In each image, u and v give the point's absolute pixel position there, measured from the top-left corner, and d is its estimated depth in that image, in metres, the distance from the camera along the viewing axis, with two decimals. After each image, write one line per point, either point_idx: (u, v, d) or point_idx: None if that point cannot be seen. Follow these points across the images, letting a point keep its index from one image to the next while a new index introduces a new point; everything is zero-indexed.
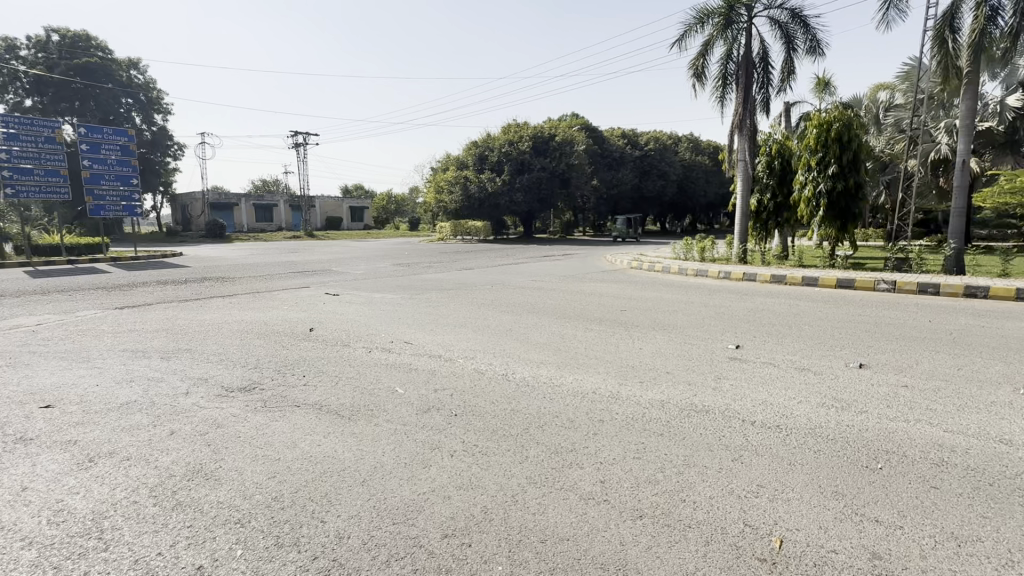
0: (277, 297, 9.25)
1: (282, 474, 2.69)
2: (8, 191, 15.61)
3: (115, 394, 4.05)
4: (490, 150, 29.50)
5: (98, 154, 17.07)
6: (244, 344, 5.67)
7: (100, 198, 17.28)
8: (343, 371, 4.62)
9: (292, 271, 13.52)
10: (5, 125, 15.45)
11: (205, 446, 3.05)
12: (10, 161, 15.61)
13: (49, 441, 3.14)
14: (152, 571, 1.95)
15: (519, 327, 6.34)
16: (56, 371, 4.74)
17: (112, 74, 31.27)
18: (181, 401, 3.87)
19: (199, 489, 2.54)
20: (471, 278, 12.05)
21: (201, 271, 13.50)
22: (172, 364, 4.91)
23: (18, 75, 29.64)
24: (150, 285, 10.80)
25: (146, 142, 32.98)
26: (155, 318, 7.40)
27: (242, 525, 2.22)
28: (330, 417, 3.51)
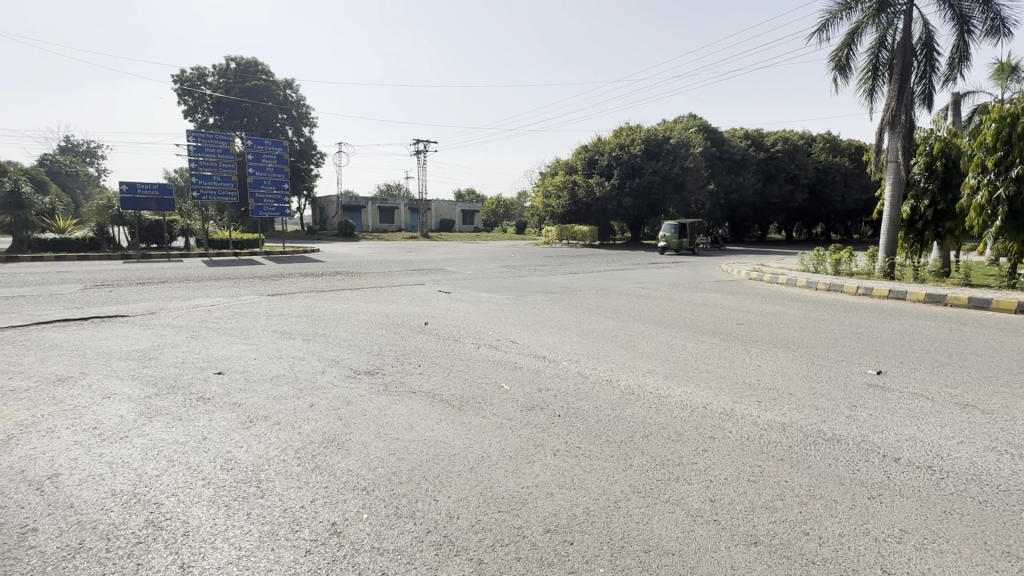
0: (396, 292, 10.08)
1: (400, 452, 2.95)
2: (194, 194, 18.92)
3: (268, 367, 4.74)
4: (601, 154, 29.20)
5: (260, 162, 19.95)
6: (369, 332, 6.30)
7: (259, 200, 20.19)
8: (454, 364, 4.90)
9: (410, 269, 14.59)
10: (194, 139, 18.72)
11: (338, 420, 3.45)
12: (196, 169, 18.89)
13: (221, 401, 3.78)
14: (296, 520, 2.25)
15: (624, 335, 6.22)
16: (226, 344, 5.68)
17: (273, 95, 36.38)
18: (318, 378, 4.42)
19: (333, 456, 2.88)
20: (576, 282, 12.05)
21: (334, 266, 15.12)
22: (311, 345, 5.61)
23: (205, 98, 35.65)
24: (294, 277, 12.36)
25: (296, 152, 37.86)
26: (298, 305, 8.48)
27: (368, 492, 2.49)
28: (441, 405, 3.75)
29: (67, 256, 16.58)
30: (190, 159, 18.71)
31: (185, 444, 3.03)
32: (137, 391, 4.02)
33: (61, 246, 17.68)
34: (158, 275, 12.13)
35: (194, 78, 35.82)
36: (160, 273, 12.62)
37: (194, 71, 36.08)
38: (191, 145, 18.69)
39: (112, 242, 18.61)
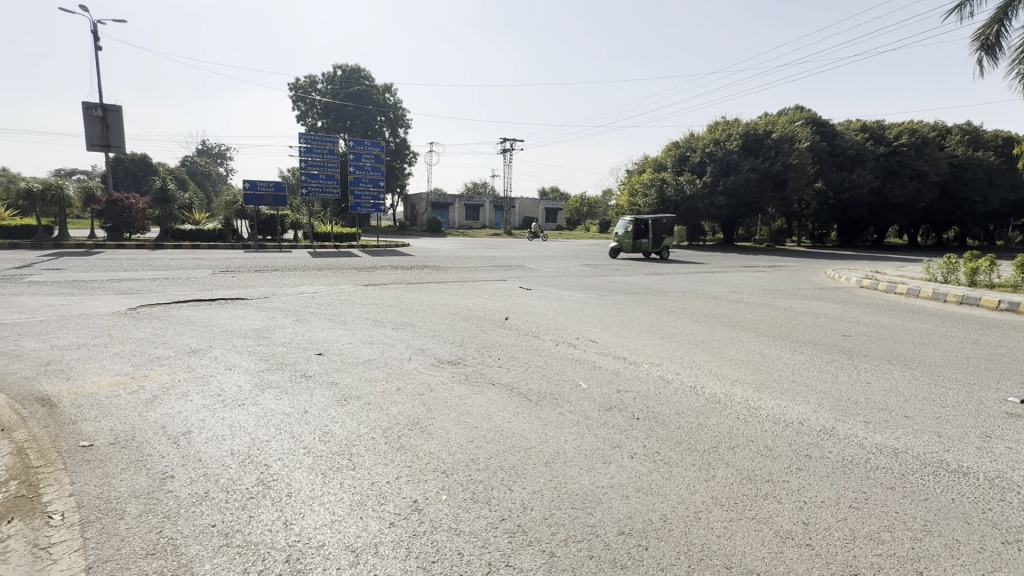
0: (480, 287, 10.40)
1: (478, 441, 3.04)
2: (303, 190, 20.80)
3: (362, 351, 5.12)
4: (693, 150, 27.85)
5: (359, 162, 21.45)
6: (453, 324, 6.56)
7: (358, 197, 21.68)
8: (532, 359, 4.97)
9: (493, 265, 14.95)
10: (305, 142, 20.60)
11: (422, 404, 3.64)
12: (306, 168, 20.75)
13: (321, 379, 4.15)
14: (383, 493, 2.42)
15: (712, 340, 5.90)
16: (325, 328, 6.21)
17: (374, 98, 38.88)
18: (405, 364, 4.70)
19: (416, 439, 3.05)
20: (661, 283, 11.62)
21: (423, 261, 15.88)
22: (400, 333, 5.97)
23: (315, 104, 38.97)
24: (386, 269, 13.17)
25: (392, 152, 40.16)
26: (389, 295, 9.05)
27: (447, 476, 2.60)
28: (519, 399, 3.82)
29: (201, 244, 19.06)
30: (301, 159, 20.59)
31: (290, 415, 3.37)
32: (252, 365, 4.53)
33: (196, 236, 20.29)
34: (271, 264, 13.50)
35: (306, 85, 39.31)
36: (273, 262, 14.03)
37: (307, 79, 39.59)
38: (302, 147, 20.56)
39: (235, 234, 20.98)
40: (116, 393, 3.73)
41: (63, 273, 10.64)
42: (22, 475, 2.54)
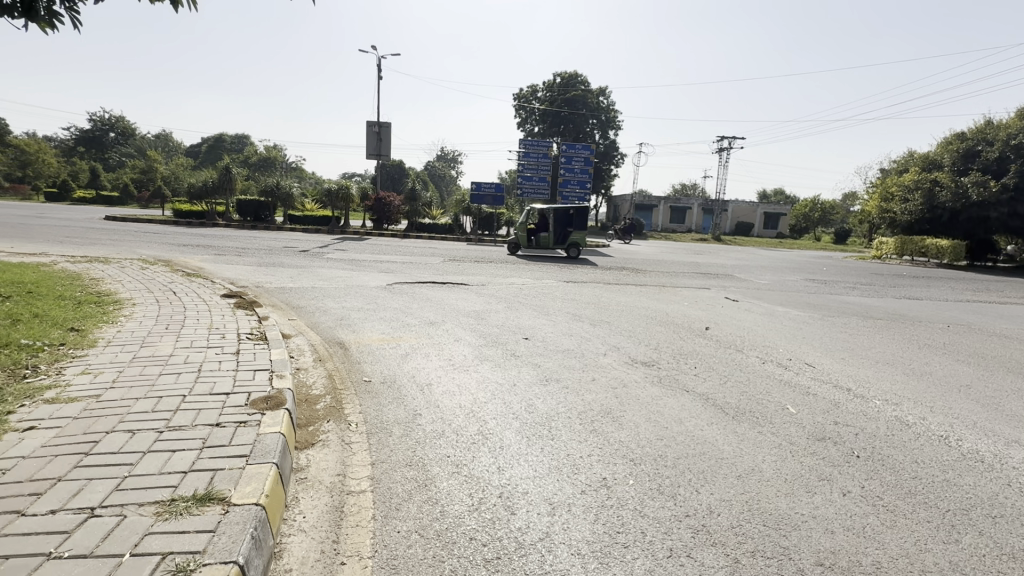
0: (680, 293, 10.06)
1: (667, 439, 3.14)
2: (518, 192, 22.97)
3: (561, 341, 5.59)
4: (987, 143, 21.41)
5: (570, 164, 22.64)
6: (649, 327, 6.60)
7: (565, 198, 22.83)
8: (732, 373, 4.73)
9: (696, 272, 14.16)
10: (523, 147, 22.77)
11: (614, 397, 3.87)
12: (522, 171, 22.85)
13: (526, 360, 4.73)
14: (577, 465, 2.73)
15: (985, 388, 4.65)
16: (531, 316, 6.90)
17: (587, 101, 40.13)
18: (601, 358, 4.97)
19: (609, 425, 3.30)
20: (916, 310, 9.42)
21: (623, 262, 15.98)
22: (597, 329, 6.29)
23: (534, 111, 42.30)
24: (586, 268, 13.72)
25: (601, 154, 40.91)
26: (588, 293, 9.48)
27: (635, 463, 2.78)
28: (714, 409, 3.74)
29: (435, 236, 22.74)
30: (518, 163, 22.78)
31: (501, 385, 3.97)
32: (473, 339, 5.41)
33: (432, 229, 24.17)
34: (487, 256, 15.33)
35: (529, 94, 42.92)
36: (490, 255, 15.95)
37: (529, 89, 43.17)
38: (520, 152, 22.74)
39: (461, 228, 24.17)
40: (383, 346, 4.92)
41: (346, 253, 14.07)
42: (333, 392, 3.62)
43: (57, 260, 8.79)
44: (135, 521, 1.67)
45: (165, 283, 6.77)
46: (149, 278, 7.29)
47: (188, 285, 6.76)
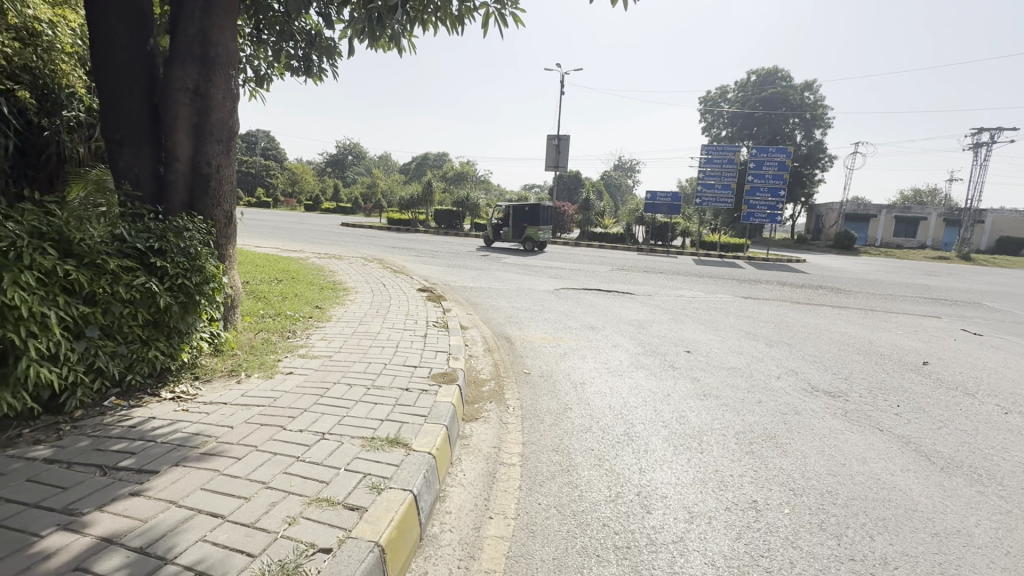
0: (894, 320, 8.36)
1: (841, 477, 2.77)
2: (697, 201, 21.71)
3: (728, 358, 5.23)
4: None
5: (760, 170, 20.44)
6: (842, 354, 5.71)
7: (752, 207, 20.75)
8: (952, 419, 3.84)
9: (924, 296, 11.52)
10: (706, 153, 21.39)
11: (782, 422, 3.52)
12: (703, 178, 21.50)
13: (684, 373, 4.57)
14: (726, 482, 2.62)
15: None
16: (696, 330, 6.56)
17: (786, 99, 35.70)
18: (772, 381, 4.52)
19: (769, 450, 3.05)
20: None
21: (820, 279, 13.86)
22: (773, 350, 5.68)
23: (722, 114, 39.40)
24: (771, 284, 12.31)
25: (802, 156, 35.86)
26: (769, 311, 8.56)
27: (796, 494, 2.55)
28: (914, 455, 3.14)
29: (606, 245, 22.87)
30: (700, 170, 21.50)
31: (654, 393, 3.94)
32: (631, 346, 5.42)
33: (603, 238, 24.31)
34: (658, 266, 14.82)
35: (718, 97, 40.15)
36: (661, 265, 15.46)
37: (719, 91, 40.35)
38: (703, 158, 21.42)
39: (633, 238, 23.66)
40: (544, 344, 5.28)
41: (521, 258, 15.10)
42: (497, 378, 4.08)
43: (309, 255, 11.44)
44: (349, 447, 2.22)
45: (378, 277, 8.33)
46: (367, 272, 9.00)
47: (394, 279, 8.16)
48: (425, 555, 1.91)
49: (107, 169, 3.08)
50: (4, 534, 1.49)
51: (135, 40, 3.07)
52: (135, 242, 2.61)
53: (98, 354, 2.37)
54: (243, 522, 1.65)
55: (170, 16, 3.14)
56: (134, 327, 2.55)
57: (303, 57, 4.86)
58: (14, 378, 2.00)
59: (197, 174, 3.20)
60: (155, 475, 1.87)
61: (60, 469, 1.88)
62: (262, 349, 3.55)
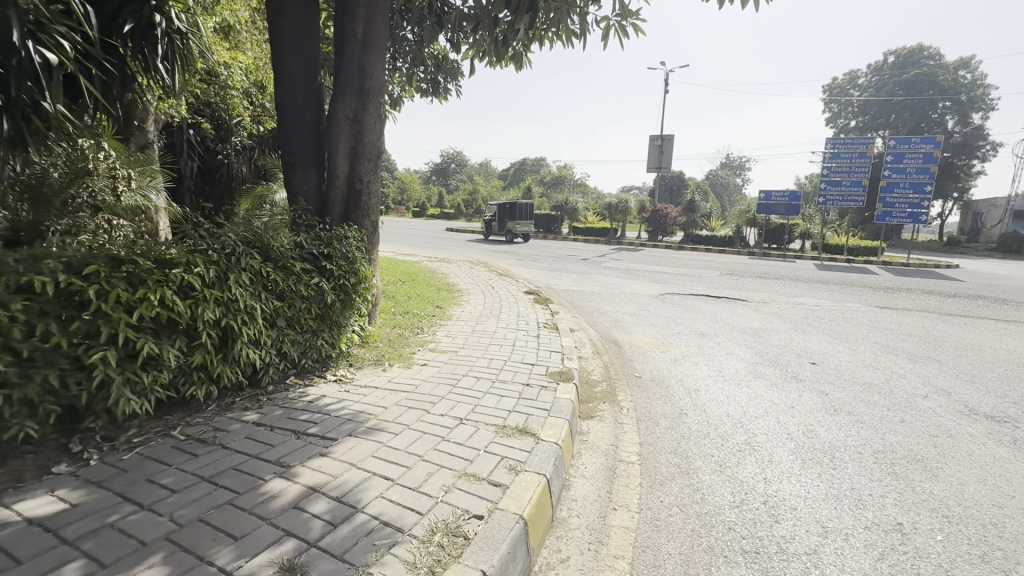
0: None
1: (1010, 510, 2.47)
2: (820, 200, 19.76)
3: (862, 372, 4.79)
4: None
5: (900, 163, 17.98)
6: (1011, 375, 4.92)
7: (890, 206, 18.40)
8: None
9: None
10: (833, 147, 19.33)
11: (931, 445, 3.19)
12: (829, 175, 19.51)
13: (810, 385, 4.29)
14: (863, 501, 2.48)
15: None
16: (822, 341, 6.04)
17: (938, 83, 30.66)
18: (918, 400, 4.07)
19: (916, 473, 2.80)
20: None
21: (979, 288, 11.88)
22: (919, 367, 5.08)
23: (852, 103, 35.35)
24: (913, 292, 10.84)
25: (955, 146, 30.65)
26: (912, 323, 7.58)
27: (950, 522, 2.33)
28: None
29: (712, 248, 21.66)
30: (823, 166, 19.55)
31: (776, 404, 3.78)
32: (747, 355, 5.19)
33: (709, 241, 22.98)
34: (774, 272, 13.72)
35: (847, 83, 36.08)
36: (777, 270, 14.34)
37: (849, 76, 36.23)
38: (828, 153, 19.42)
39: (743, 241, 22.16)
40: (652, 348, 5.26)
41: (622, 262, 14.89)
42: (608, 380, 4.18)
43: (422, 258, 12.37)
44: (486, 432, 2.47)
45: (486, 279, 8.81)
46: (475, 275, 9.53)
47: (501, 282, 8.57)
48: (557, 535, 2.08)
49: (284, 187, 3.70)
50: (242, 475, 1.93)
51: (308, 79, 3.67)
52: (310, 249, 3.11)
53: (285, 341, 2.88)
54: (409, 486, 1.95)
55: (336, 55, 3.68)
56: (309, 319, 3.05)
57: (430, 78, 5.39)
58: (233, 356, 2.53)
59: (352, 188, 3.71)
60: (336, 442, 2.26)
61: (266, 430, 2.34)
62: (398, 342, 4.01)
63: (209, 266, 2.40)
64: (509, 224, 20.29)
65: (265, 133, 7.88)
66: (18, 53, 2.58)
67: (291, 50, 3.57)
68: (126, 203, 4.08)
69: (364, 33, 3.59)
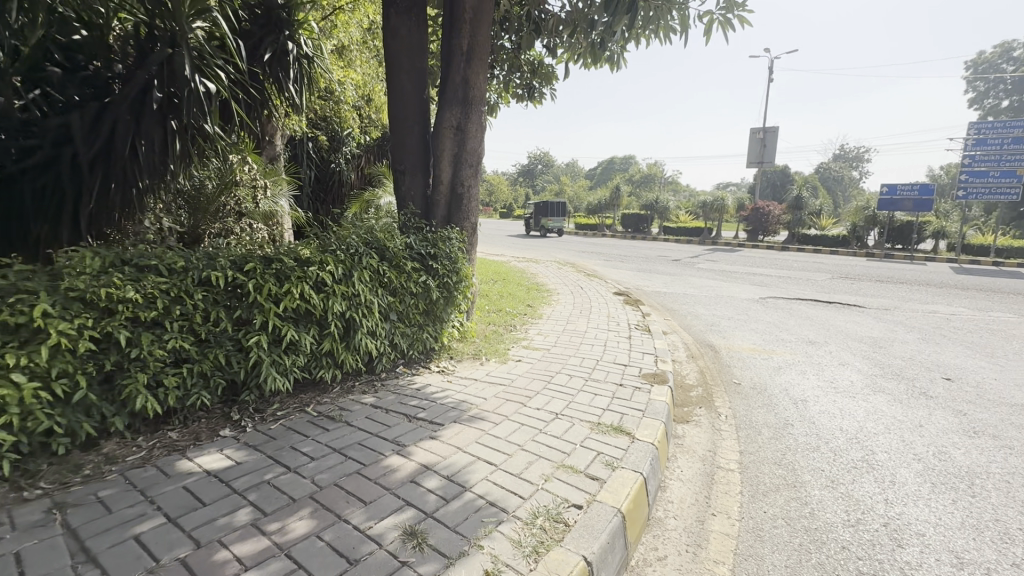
0: None
1: None
2: (959, 193, 17.15)
3: (1013, 392, 4.15)
4: None
5: None
6: None
7: None
8: None
9: None
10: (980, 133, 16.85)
11: None
12: (971, 165, 16.95)
13: (944, 403, 3.81)
14: (1011, 535, 2.19)
15: None
16: (960, 356, 5.30)
17: None
18: None
19: None
20: None
21: None
22: None
23: (1004, 79, 30.33)
24: None
25: None
26: None
27: None
28: None
29: (821, 248, 19.76)
30: (965, 155, 17.03)
31: (900, 422, 3.42)
32: (865, 367, 4.73)
33: (819, 241, 20.91)
34: (900, 276, 12.18)
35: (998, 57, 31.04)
36: (901, 273, 12.75)
37: (1001, 49, 31.17)
38: (972, 140, 16.90)
39: (861, 241, 19.84)
40: (752, 355, 4.98)
41: (717, 263, 14.09)
42: (704, 385, 4.04)
43: (511, 259, 12.66)
44: (581, 428, 2.54)
45: (574, 280, 8.87)
46: (563, 275, 9.60)
47: (589, 283, 8.56)
48: (653, 534, 2.10)
49: (394, 192, 4.05)
50: (367, 449, 2.19)
51: (418, 92, 3.97)
52: (418, 249, 3.37)
53: (396, 333, 3.17)
54: (511, 471, 2.07)
55: (442, 69, 3.96)
56: (416, 314, 3.31)
57: (525, 83, 5.57)
58: (355, 345, 2.84)
59: (455, 192, 3.95)
60: (443, 427, 2.46)
61: (383, 412, 2.60)
62: (494, 338, 4.21)
63: (337, 264, 2.72)
64: (544, 222, 22.21)
65: (372, 142, 8.57)
66: (189, 85, 3.04)
67: (404, 66, 3.89)
68: (262, 209, 4.69)
69: (469, 46, 3.81)
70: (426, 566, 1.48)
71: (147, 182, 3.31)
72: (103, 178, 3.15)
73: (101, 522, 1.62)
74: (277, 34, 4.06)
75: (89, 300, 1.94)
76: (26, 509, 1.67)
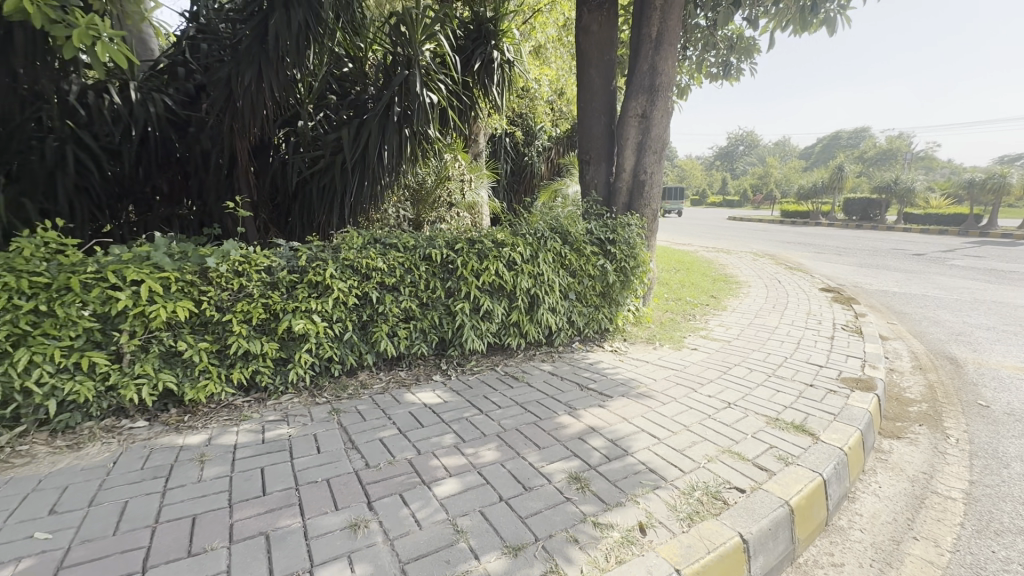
0: None
1: None
2: None
3: None
4: None
5: None
6: None
7: None
8: None
9: None
10: None
11: None
12: None
13: None
14: None
15: None
16: None
17: None
18: None
19: None
20: None
21: None
22: None
23: None
24: None
25: None
26: None
27: None
28: None
29: None
30: None
31: None
32: None
33: None
34: None
35: None
36: None
37: None
38: None
39: None
40: (1017, 375, 3.89)
41: (984, 260, 10.91)
42: (931, 401, 3.36)
43: (698, 249, 11.91)
44: (755, 420, 2.46)
45: (771, 273, 8.00)
46: (758, 268, 8.70)
47: (790, 276, 7.63)
48: (830, 539, 1.96)
49: (579, 181, 4.32)
50: (543, 407, 2.51)
51: (606, 84, 4.15)
52: (598, 235, 3.58)
53: (574, 311, 3.45)
54: (674, 447, 2.17)
55: (630, 60, 4.06)
56: (593, 296, 3.55)
57: (721, 61, 5.26)
58: (538, 318, 3.21)
59: (637, 178, 4.02)
60: (611, 398, 2.66)
61: (558, 379, 2.91)
62: (670, 326, 4.19)
63: (526, 247, 3.12)
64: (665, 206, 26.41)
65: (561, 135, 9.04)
66: (418, 99, 3.83)
67: (593, 61, 4.10)
68: (467, 199, 5.42)
69: (659, 32, 3.82)
70: (586, 505, 1.72)
71: (387, 178, 4.12)
72: (360, 179, 3.99)
73: (360, 425, 2.27)
74: (485, 45, 4.66)
75: (355, 268, 2.64)
76: (318, 409, 2.44)
